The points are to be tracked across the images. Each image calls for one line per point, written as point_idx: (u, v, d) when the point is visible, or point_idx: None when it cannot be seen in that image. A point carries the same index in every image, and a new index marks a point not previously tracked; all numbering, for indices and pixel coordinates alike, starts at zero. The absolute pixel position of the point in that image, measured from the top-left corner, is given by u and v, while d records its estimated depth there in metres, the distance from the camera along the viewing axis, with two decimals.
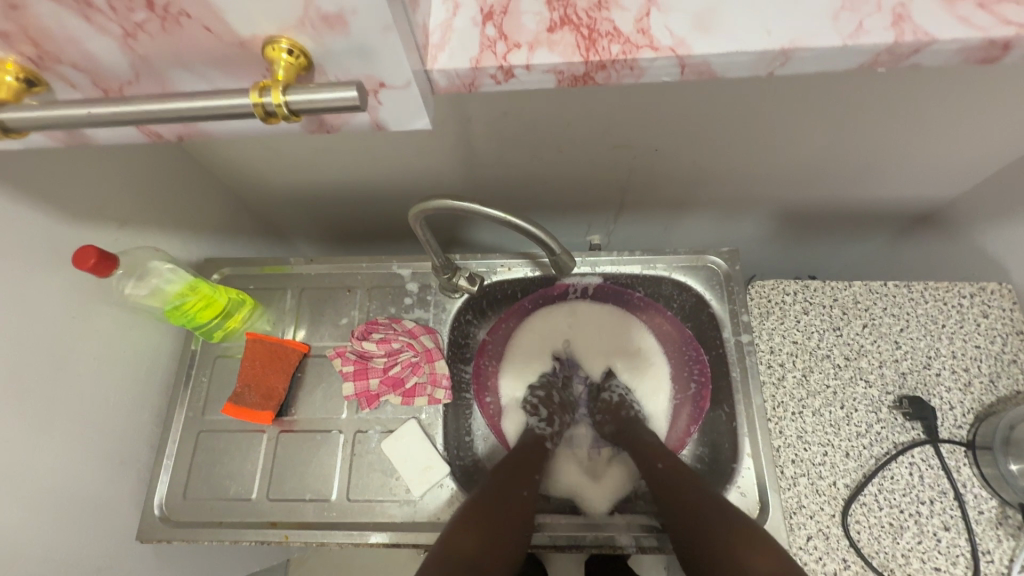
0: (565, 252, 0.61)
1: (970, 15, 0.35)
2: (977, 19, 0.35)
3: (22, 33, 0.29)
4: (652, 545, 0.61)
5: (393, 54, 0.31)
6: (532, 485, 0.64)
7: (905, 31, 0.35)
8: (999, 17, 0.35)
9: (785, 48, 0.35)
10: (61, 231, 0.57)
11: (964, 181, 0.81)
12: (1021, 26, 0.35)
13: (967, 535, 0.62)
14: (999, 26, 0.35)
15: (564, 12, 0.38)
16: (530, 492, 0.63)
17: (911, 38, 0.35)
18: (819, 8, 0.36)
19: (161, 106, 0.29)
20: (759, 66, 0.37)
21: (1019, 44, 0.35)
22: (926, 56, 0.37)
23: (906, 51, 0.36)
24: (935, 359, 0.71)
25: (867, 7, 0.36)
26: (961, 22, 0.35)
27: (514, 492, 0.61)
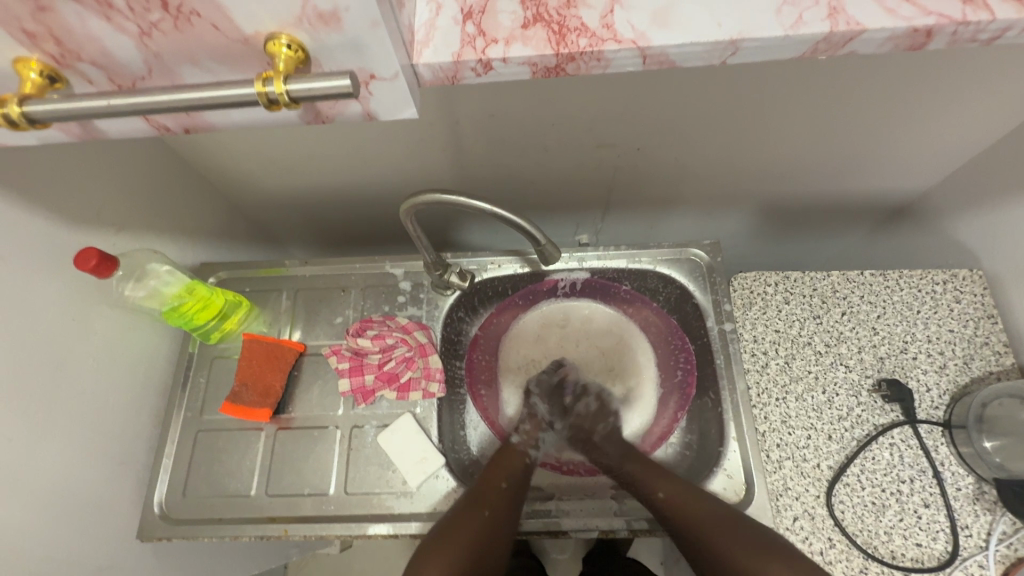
0: (551, 243, 0.64)
1: (896, 7, 0.38)
2: (902, 10, 0.38)
3: (46, 33, 0.32)
4: (642, 526, 0.64)
5: (382, 47, 0.33)
6: (511, 478, 0.65)
7: (839, 22, 0.38)
8: (921, 8, 0.38)
9: (733, 38, 0.38)
10: (61, 232, 0.59)
11: (933, 172, 0.84)
12: (941, 15, 0.38)
13: (946, 511, 0.64)
14: (921, 16, 0.38)
15: (536, 10, 0.41)
16: (509, 484, 0.64)
17: (844, 28, 0.38)
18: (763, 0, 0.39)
19: (169, 99, 0.31)
20: (711, 55, 0.40)
21: (940, 32, 0.38)
22: (860, 45, 0.39)
23: (841, 40, 0.39)
24: (912, 344, 0.73)
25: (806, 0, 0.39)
26: (887, 12, 0.38)
27: (491, 490, 0.62)
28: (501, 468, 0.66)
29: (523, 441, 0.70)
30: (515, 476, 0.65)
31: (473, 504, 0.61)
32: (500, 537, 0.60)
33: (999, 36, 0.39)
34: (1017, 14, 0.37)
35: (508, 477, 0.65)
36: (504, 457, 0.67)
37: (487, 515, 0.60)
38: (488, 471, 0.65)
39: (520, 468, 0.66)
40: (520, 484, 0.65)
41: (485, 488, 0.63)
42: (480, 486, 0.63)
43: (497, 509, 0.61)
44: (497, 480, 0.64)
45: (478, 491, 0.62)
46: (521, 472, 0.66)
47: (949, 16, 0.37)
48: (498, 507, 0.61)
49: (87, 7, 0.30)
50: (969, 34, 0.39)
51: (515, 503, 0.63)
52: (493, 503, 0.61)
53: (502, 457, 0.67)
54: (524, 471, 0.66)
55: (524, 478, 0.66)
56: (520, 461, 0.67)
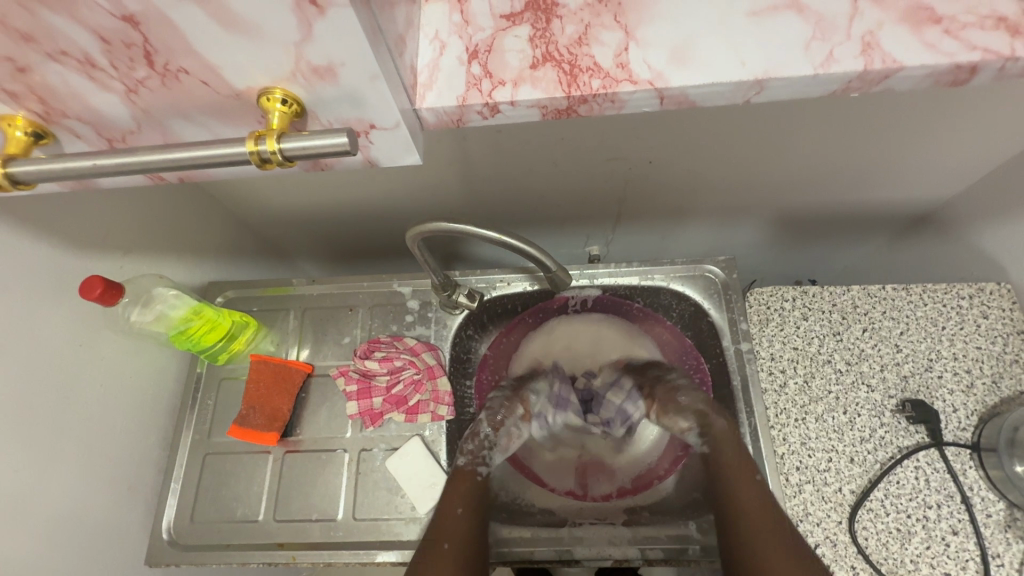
0: (561, 270, 0.62)
1: (937, 41, 0.36)
2: (944, 44, 0.36)
3: (28, 93, 0.31)
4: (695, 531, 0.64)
5: (382, 98, 0.32)
6: (466, 503, 0.63)
7: (874, 59, 0.36)
8: (965, 43, 0.36)
9: (759, 77, 0.36)
10: (67, 261, 0.58)
11: (956, 182, 0.82)
12: (987, 51, 0.36)
13: (976, 539, 0.61)
14: (965, 51, 0.36)
15: (546, 49, 0.40)
16: (464, 509, 0.62)
17: (879, 66, 0.36)
18: (791, 37, 0.37)
19: (159, 156, 0.30)
20: (735, 94, 0.38)
21: (984, 68, 0.36)
22: (896, 82, 0.38)
23: (876, 77, 0.37)
24: (937, 361, 0.71)
25: (837, 36, 0.37)
26: (929, 48, 0.36)
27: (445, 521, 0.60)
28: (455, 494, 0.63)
29: (470, 460, 0.67)
30: (469, 502, 0.63)
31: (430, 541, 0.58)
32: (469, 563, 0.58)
33: None
34: None
35: (463, 502, 0.63)
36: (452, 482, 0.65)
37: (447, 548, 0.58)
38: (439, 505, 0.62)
39: (473, 492, 0.64)
40: (477, 509, 0.63)
41: (441, 520, 0.60)
42: (432, 525, 0.60)
43: (457, 538, 0.59)
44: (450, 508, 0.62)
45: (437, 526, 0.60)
46: (476, 496, 0.64)
47: (996, 52, 0.35)
48: (457, 537, 0.59)
49: (70, 65, 0.30)
50: (1016, 70, 0.37)
51: (475, 530, 0.61)
52: (452, 532, 0.59)
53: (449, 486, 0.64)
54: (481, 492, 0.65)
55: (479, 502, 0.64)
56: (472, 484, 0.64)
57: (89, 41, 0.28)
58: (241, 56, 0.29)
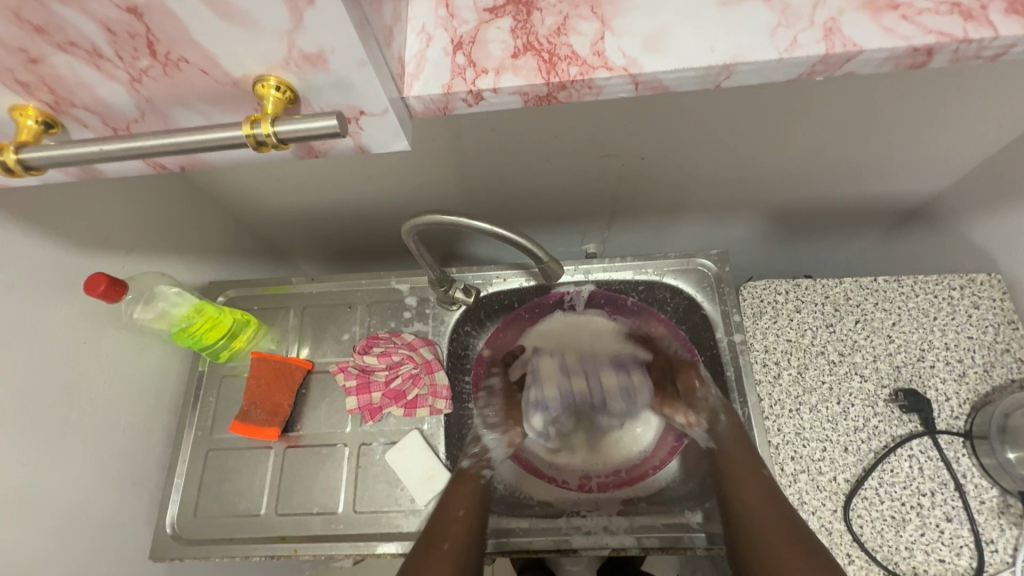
0: (553, 260, 0.63)
1: (895, 26, 0.38)
2: (902, 29, 0.37)
3: (39, 82, 0.33)
4: (699, 521, 0.63)
5: (370, 84, 0.34)
6: (469, 505, 0.62)
7: (835, 43, 0.37)
8: (921, 27, 0.37)
9: (726, 63, 0.38)
10: (71, 258, 0.60)
11: (945, 174, 0.83)
12: (942, 34, 0.37)
13: (969, 525, 0.62)
14: (920, 34, 0.37)
15: (526, 39, 0.41)
16: (466, 511, 0.62)
17: (841, 50, 0.37)
18: (758, 24, 0.39)
19: (162, 142, 0.31)
20: (706, 79, 0.40)
21: (941, 51, 0.38)
22: (859, 64, 0.39)
23: (838, 60, 0.38)
24: (929, 352, 0.71)
25: (800, 23, 0.38)
26: (887, 32, 0.37)
27: (450, 520, 0.60)
28: (455, 497, 0.63)
29: (475, 463, 0.68)
30: (472, 502, 0.63)
31: (430, 540, 0.59)
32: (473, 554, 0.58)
33: (1003, 53, 0.39)
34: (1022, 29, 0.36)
35: (467, 504, 0.63)
36: (460, 484, 0.65)
37: (446, 548, 0.58)
38: (442, 503, 0.62)
39: (475, 492, 0.64)
40: (479, 513, 0.62)
41: (443, 521, 0.60)
42: (437, 522, 0.60)
43: (458, 537, 0.59)
44: (451, 510, 0.61)
45: (437, 525, 0.60)
46: (478, 495, 0.64)
47: (950, 35, 0.37)
48: (455, 537, 0.59)
49: (77, 57, 0.31)
50: (973, 51, 0.38)
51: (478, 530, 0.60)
52: (453, 533, 0.59)
53: (455, 486, 0.64)
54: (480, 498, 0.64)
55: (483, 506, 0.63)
56: (474, 487, 0.65)
57: (96, 32, 0.30)
58: (240, 46, 0.30)
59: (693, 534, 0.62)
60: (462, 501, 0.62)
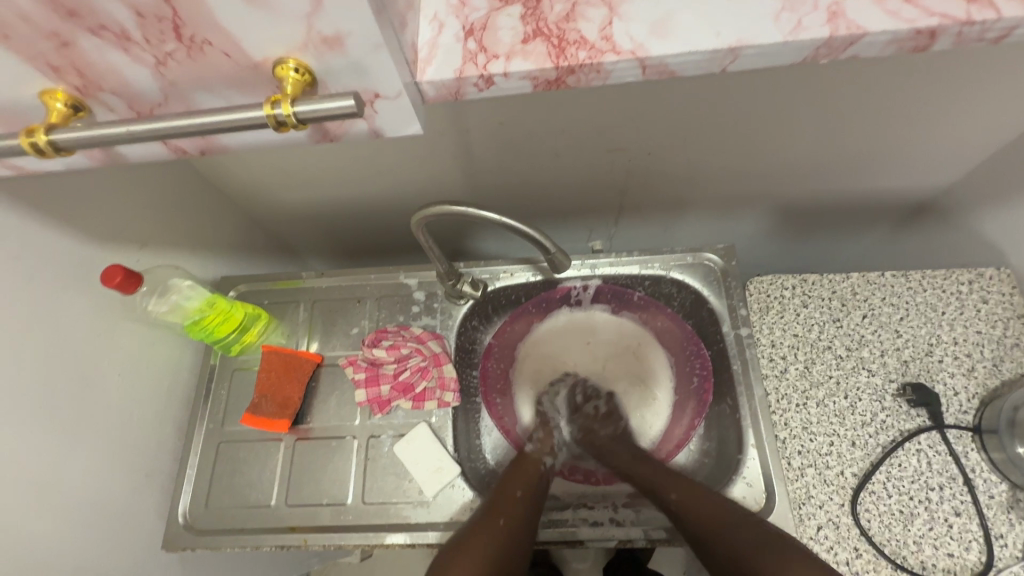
0: (561, 251, 0.64)
1: (898, 9, 0.38)
2: (905, 12, 0.38)
3: (69, 67, 0.34)
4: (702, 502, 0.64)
5: (384, 67, 0.34)
6: (526, 486, 0.63)
7: (839, 27, 0.38)
8: (924, 10, 0.38)
9: (732, 46, 0.38)
10: (89, 249, 0.61)
11: (954, 168, 0.82)
12: (945, 16, 0.37)
13: (978, 520, 0.62)
14: (924, 17, 0.37)
15: (536, 25, 0.42)
16: (524, 493, 0.62)
17: (845, 33, 0.37)
18: (762, 9, 0.39)
19: (186, 123, 0.32)
20: (711, 63, 0.40)
21: (944, 33, 0.38)
22: (862, 48, 0.39)
23: (842, 43, 0.38)
24: (937, 346, 0.71)
25: (805, 7, 0.39)
26: (890, 15, 0.38)
27: (508, 498, 0.60)
28: (518, 475, 0.65)
29: (539, 450, 0.71)
30: (529, 484, 0.64)
31: (489, 514, 0.58)
32: (523, 538, 0.57)
33: (1006, 35, 0.39)
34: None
35: (523, 486, 0.63)
36: (521, 464, 0.67)
37: (503, 523, 0.56)
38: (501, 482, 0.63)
39: (533, 474, 0.66)
40: (538, 491, 0.64)
41: (500, 498, 0.60)
42: (494, 498, 0.60)
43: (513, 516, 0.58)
44: (513, 489, 0.62)
45: (496, 500, 0.60)
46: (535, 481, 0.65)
47: (953, 17, 0.37)
48: (511, 515, 0.58)
49: (106, 40, 0.32)
50: (975, 33, 0.38)
51: (530, 513, 0.60)
52: (509, 511, 0.58)
53: (517, 466, 0.66)
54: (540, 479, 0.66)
55: (541, 488, 0.65)
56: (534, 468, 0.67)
57: (126, 17, 0.31)
58: (260, 30, 0.31)
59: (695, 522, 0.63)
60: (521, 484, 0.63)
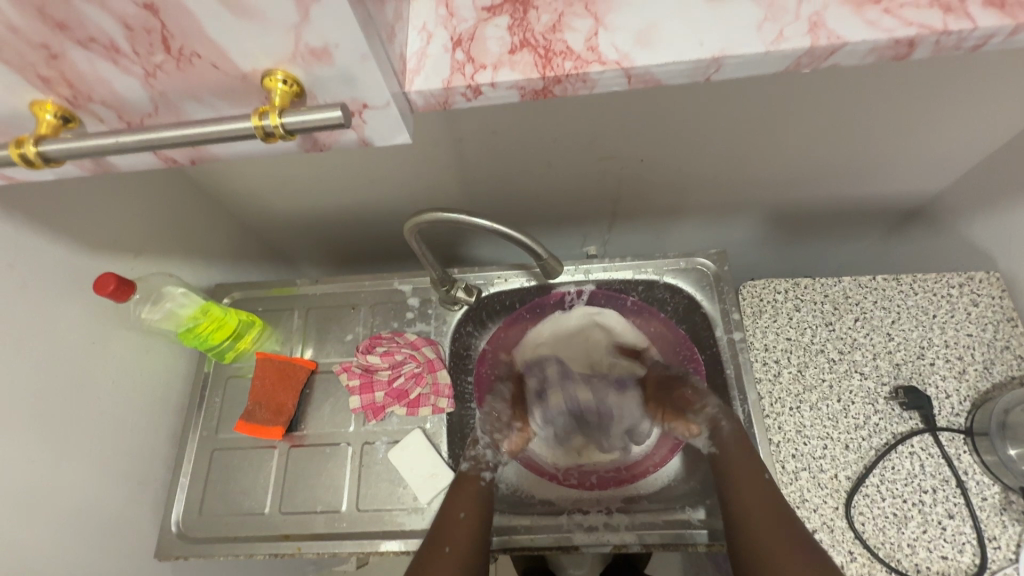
0: (553, 258, 0.64)
1: (878, 19, 0.38)
2: (884, 22, 0.38)
3: (59, 77, 0.34)
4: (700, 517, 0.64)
5: (373, 77, 0.35)
6: (471, 506, 0.62)
7: (820, 36, 0.38)
8: (903, 20, 0.38)
9: (715, 56, 0.39)
10: (82, 258, 0.61)
11: (943, 174, 0.83)
12: (923, 26, 0.38)
13: (972, 522, 0.62)
14: (902, 26, 0.38)
15: (523, 36, 0.42)
16: (468, 512, 0.61)
17: (825, 43, 0.38)
18: (745, 20, 0.40)
19: (175, 134, 0.32)
20: (695, 73, 0.41)
21: (922, 43, 0.39)
22: (843, 57, 0.40)
23: (823, 53, 0.39)
24: (929, 349, 0.72)
25: (787, 17, 0.39)
26: (869, 25, 0.38)
27: (451, 523, 0.59)
28: (462, 498, 0.63)
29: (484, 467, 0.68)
30: (474, 504, 0.62)
31: (431, 546, 0.57)
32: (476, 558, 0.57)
33: (984, 44, 0.39)
34: (1000, 21, 0.37)
35: (467, 507, 0.62)
36: (460, 486, 0.64)
37: (448, 552, 0.56)
38: (443, 507, 0.61)
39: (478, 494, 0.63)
40: (482, 513, 0.62)
41: (442, 524, 0.60)
42: (438, 523, 0.60)
43: (459, 541, 0.58)
44: (456, 513, 0.61)
45: (437, 529, 0.59)
46: (481, 497, 0.64)
47: (931, 27, 0.38)
48: (457, 539, 0.58)
49: (96, 51, 0.32)
50: (953, 42, 0.39)
51: (478, 532, 0.59)
52: (453, 535, 0.58)
53: (459, 489, 0.64)
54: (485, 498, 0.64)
55: (486, 505, 0.63)
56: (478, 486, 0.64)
57: (114, 28, 0.31)
58: (249, 41, 0.31)
59: (693, 530, 0.63)
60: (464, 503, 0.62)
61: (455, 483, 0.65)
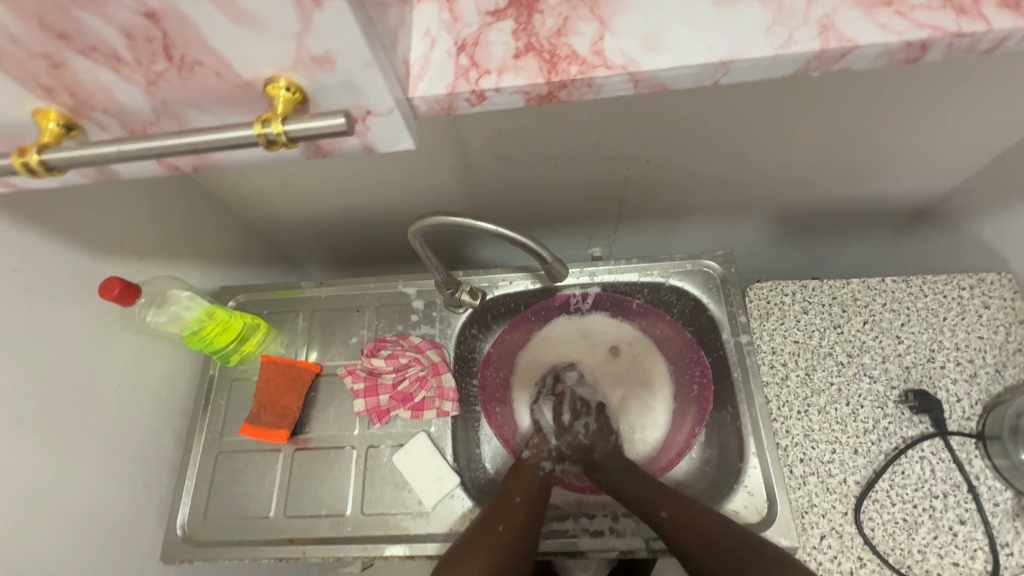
0: (557, 261, 0.64)
1: (889, 22, 0.38)
2: (895, 24, 0.38)
3: (62, 86, 0.34)
4: None
5: (376, 84, 0.34)
6: (525, 492, 0.64)
7: (830, 40, 0.38)
8: (914, 23, 0.38)
9: (723, 60, 0.38)
10: (88, 263, 0.61)
11: (953, 174, 0.82)
12: (936, 28, 0.37)
13: (984, 528, 0.61)
14: (914, 29, 0.37)
15: (528, 40, 0.42)
16: (523, 498, 0.63)
17: (835, 46, 0.37)
18: (753, 22, 0.39)
19: (177, 142, 0.32)
20: (702, 77, 0.40)
21: (935, 45, 0.38)
22: (853, 60, 0.39)
23: (833, 56, 0.38)
24: (938, 352, 0.71)
25: (795, 20, 0.39)
26: (880, 28, 0.38)
27: (507, 505, 0.62)
28: (517, 483, 0.65)
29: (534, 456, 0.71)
30: (529, 491, 0.65)
31: (488, 521, 0.59)
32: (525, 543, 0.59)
33: (997, 46, 0.39)
34: (1014, 23, 0.37)
35: (522, 492, 0.64)
36: (519, 473, 0.67)
37: (502, 530, 0.58)
38: (500, 487, 0.64)
39: (534, 482, 0.66)
40: (538, 500, 0.64)
41: (499, 503, 0.62)
42: (494, 502, 0.62)
43: (512, 523, 0.60)
44: (511, 496, 0.63)
45: (494, 506, 0.61)
46: (534, 485, 0.66)
47: (944, 29, 0.37)
48: (511, 520, 0.60)
49: (98, 60, 0.32)
50: (966, 45, 0.38)
51: (531, 517, 0.62)
52: (506, 517, 0.60)
53: (518, 474, 0.67)
54: (540, 485, 0.66)
55: (540, 495, 0.65)
56: (534, 475, 0.67)
57: (116, 38, 0.31)
58: (251, 48, 0.31)
59: None
60: (520, 489, 0.64)
61: (515, 469, 0.68)
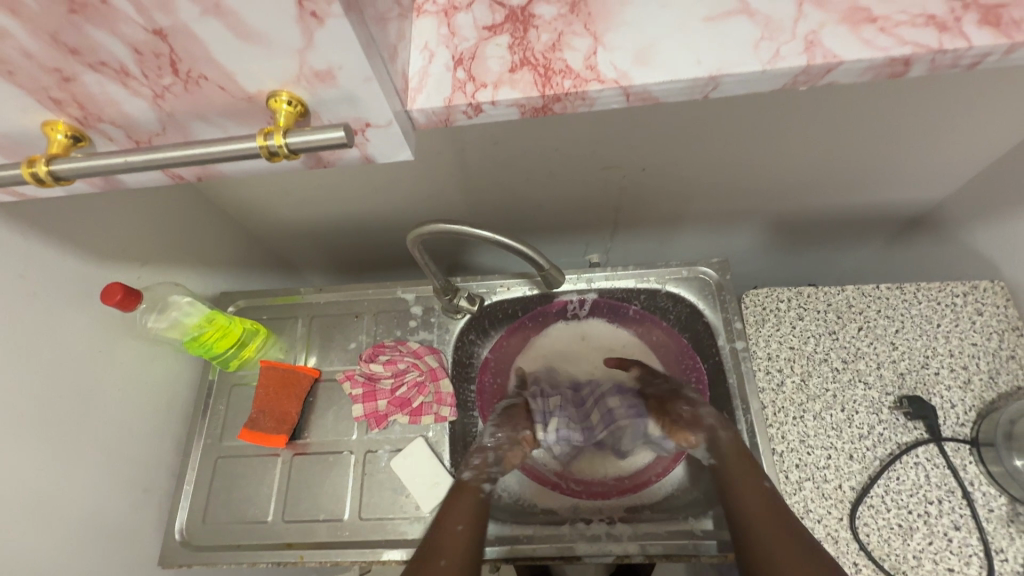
0: (554, 267, 0.65)
1: (873, 38, 0.39)
2: (880, 41, 0.39)
3: (71, 99, 0.35)
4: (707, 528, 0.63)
5: (376, 98, 0.35)
6: (469, 518, 0.57)
7: (816, 55, 0.39)
8: (898, 39, 0.39)
9: (712, 74, 0.39)
10: (91, 270, 0.62)
11: (946, 182, 0.83)
12: (918, 45, 0.38)
13: (978, 534, 0.61)
14: (897, 45, 0.38)
15: (523, 54, 0.43)
16: (465, 525, 0.56)
17: (821, 62, 0.38)
18: (741, 38, 0.40)
19: (182, 154, 0.33)
20: (693, 91, 0.41)
21: (918, 61, 0.39)
22: (839, 74, 0.40)
23: (819, 71, 0.39)
24: (933, 359, 0.71)
25: (783, 36, 0.40)
26: (865, 44, 0.39)
27: (449, 536, 0.55)
28: (457, 510, 0.58)
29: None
30: (471, 516, 0.58)
31: (425, 557, 0.52)
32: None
33: (979, 62, 0.40)
34: (994, 40, 0.38)
35: (465, 518, 0.57)
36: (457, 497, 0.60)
37: (443, 566, 0.51)
38: (440, 517, 0.57)
39: (473, 506, 0.58)
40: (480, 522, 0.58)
41: (440, 534, 0.55)
42: (433, 535, 0.55)
43: (455, 555, 0.53)
44: (451, 524, 0.56)
45: (434, 538, 0.54)
46: (477, 508, 0.59)
47: (925, 46, 0.38)
48: (452, 552, 0.53)
49: (107, 75, 0.33)
50: (948, 60, 0.39)
51: (476, 544, 0.55)
52: (448, 549, 0.53)
53: (455, 498, 0.59)
54: (482, 509, 0.59)
55: (484, 519, 0.58)
56: (476, 497, 0.60)
57: (125, 53, 0.32)
58: (256, 63, 0.32)
59: (697, 542, 0.62)
60: (462, 514, 0.57)
61: (452, 494, 0.60)
